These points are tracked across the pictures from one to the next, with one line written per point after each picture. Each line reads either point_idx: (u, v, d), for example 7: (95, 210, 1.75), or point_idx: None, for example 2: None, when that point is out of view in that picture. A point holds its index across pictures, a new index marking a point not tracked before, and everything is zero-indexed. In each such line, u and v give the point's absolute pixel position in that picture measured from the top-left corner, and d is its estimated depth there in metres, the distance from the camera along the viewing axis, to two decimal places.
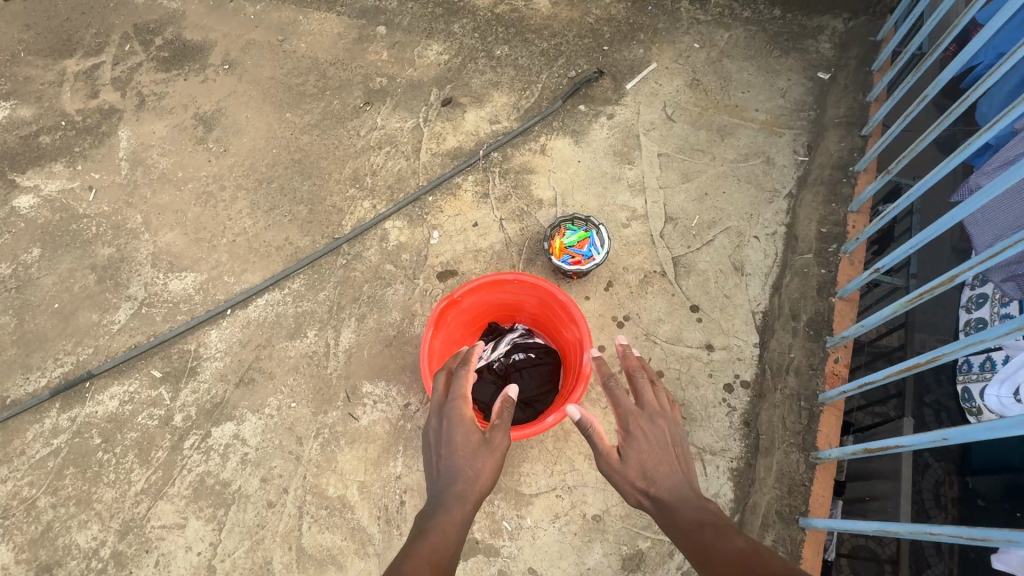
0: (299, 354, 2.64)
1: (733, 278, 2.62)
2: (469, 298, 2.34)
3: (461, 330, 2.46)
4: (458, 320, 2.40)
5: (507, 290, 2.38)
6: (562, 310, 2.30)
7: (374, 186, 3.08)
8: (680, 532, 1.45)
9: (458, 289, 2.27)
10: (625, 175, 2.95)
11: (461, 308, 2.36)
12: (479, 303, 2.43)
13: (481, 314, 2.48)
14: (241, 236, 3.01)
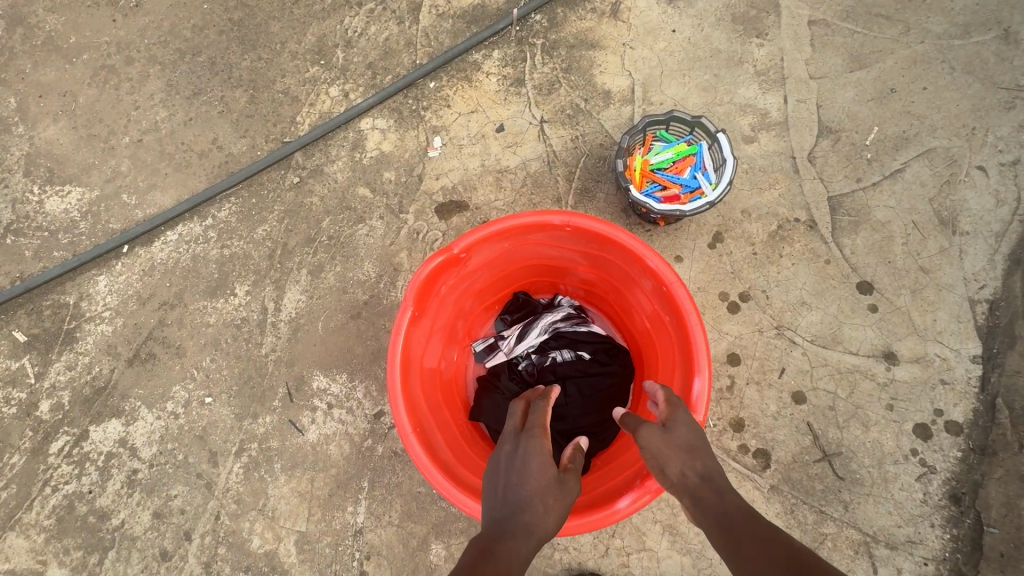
0: (221, 323, 1.72)
1: (936, 238, 1.53)
2: (481, 252, 1.34)
3: (470, 305, 1.48)
4: (463, 289, 1.41)
5: (548, 243, 1.36)
6: (648, 282, 1.27)
7: (347, 64, 1.98)
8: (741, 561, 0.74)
9: (463, 237, 1.27)
10: (752, 55, 1.78)
11: (468, 270, 1.37)
12: (497, 262, 1.41)
13: (501, 280, 1.48)
14: (151, 136, 2.01)
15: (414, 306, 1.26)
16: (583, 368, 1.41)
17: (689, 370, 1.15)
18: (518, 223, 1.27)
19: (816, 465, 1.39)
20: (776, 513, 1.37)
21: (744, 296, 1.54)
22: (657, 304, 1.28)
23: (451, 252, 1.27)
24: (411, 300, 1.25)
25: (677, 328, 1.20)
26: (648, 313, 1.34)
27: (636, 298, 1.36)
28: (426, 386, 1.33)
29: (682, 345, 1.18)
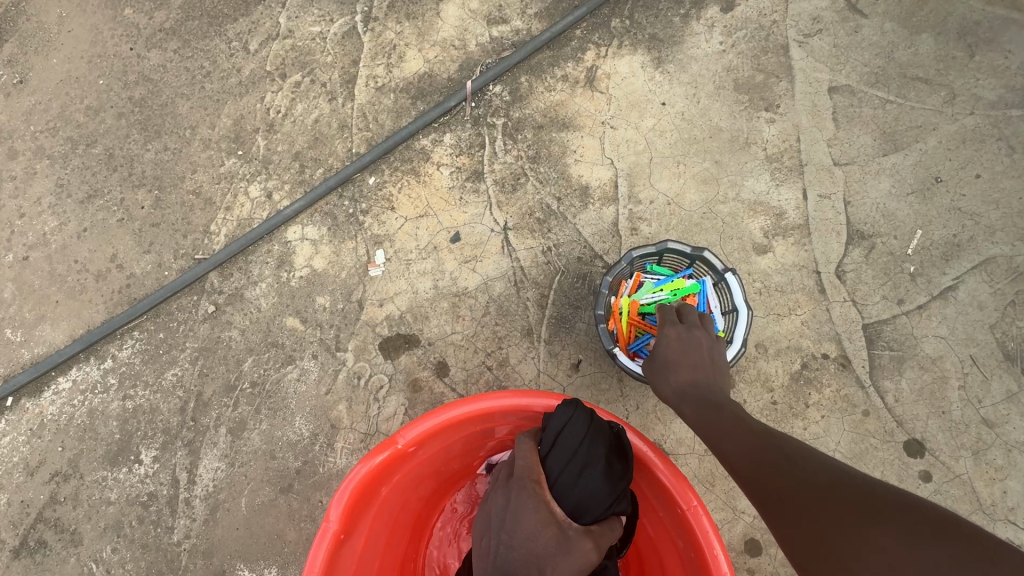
0: (124, 500, 1.41)
1: (1001, 380, 1.22)
2: (435, 441, 1.09)
3: (428, 490, 1.20)
4: (414, 482, 1.14)
5: (521, 422, 1.13)
6: (652, 491, 1.06)
7: (270, 154, 1.64)
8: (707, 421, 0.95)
9: (411, 428, 1.03)
10: (761, 135, 1.44)
11: (423, 459, 1.11)
12: (462, 444, 1.15)
13: (465, 459, 1.21)
14: (38, 252, 1.66)
15: (342, 524, 0.99)
16: (559, 468, 0.99)
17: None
18: (489, 405, 1.04)
19: None
20: None
21: None
22: (663, 519, 1.05)
23: (397, 446, 1.02)
24: (337, 516, 0.98)
25: (694, 563, 0.98)
26: (652, 518, 1.10)
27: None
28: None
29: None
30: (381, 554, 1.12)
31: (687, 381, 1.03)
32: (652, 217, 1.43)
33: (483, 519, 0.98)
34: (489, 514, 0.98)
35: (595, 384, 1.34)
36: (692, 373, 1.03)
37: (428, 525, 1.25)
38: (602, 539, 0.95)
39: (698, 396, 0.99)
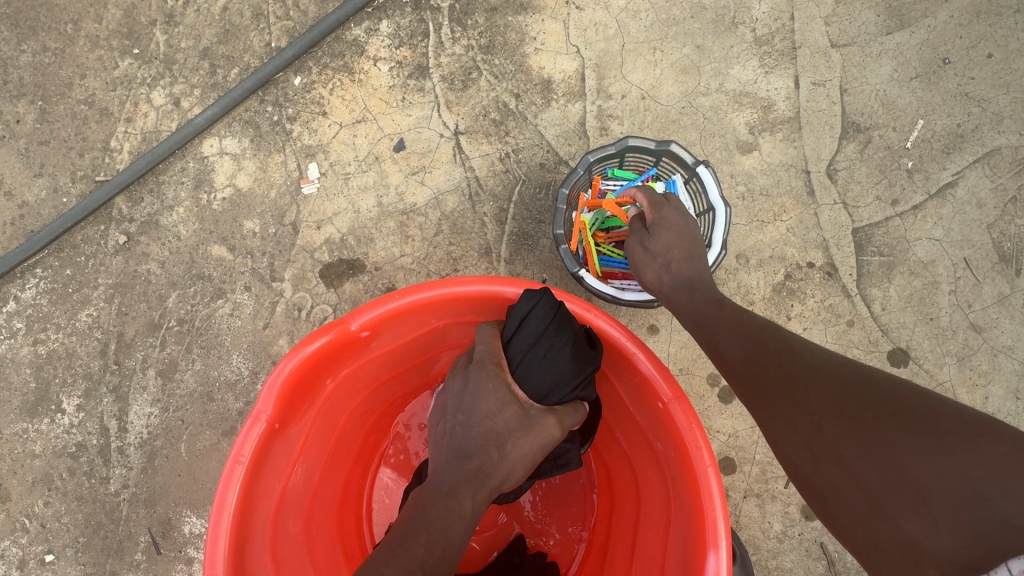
0: (50, 452, 1.28)
1: (995, 283, 1.14)
2: (392, 332, 0.97)
3: (382, 398, 1.08)
4: (366, 381, 1.02)
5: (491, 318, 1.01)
6: (630, 396, 0.96)
7: (172, 52, 1.37)
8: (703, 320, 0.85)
9: (364, 310, 0.90)
10: (750, 13, 1.24)
11: (375, 356, 0.99)
12: (420, 345, 1.03)
13: (425, 367, 1.10)
14: None
15: (275, 415, 0.88)
16: (522, 350, 0.87)
17: (693, 537, 0.85)
18: (451, 291, 0.91)
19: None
20: None
21: None
22: (641, 427, 0.96)
23: (345, 331, 0.89)
24: (272, 403, 0.86)
25: (673, 464, 0.89)
26: (626, 429, 1.01)
27: (605, 409, 1.04)
28: (284, 527, 0.93)
29: (684, 497, 0.87)
30: (324, 460, 1.00)
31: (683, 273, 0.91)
32: (624, 115, 1.24)
33: (440, 404, 0.90)
34: (446, 398, 0.89)
35: None
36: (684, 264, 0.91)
37: (382, 434, 1.14)
38: (566, 419, 0.87)
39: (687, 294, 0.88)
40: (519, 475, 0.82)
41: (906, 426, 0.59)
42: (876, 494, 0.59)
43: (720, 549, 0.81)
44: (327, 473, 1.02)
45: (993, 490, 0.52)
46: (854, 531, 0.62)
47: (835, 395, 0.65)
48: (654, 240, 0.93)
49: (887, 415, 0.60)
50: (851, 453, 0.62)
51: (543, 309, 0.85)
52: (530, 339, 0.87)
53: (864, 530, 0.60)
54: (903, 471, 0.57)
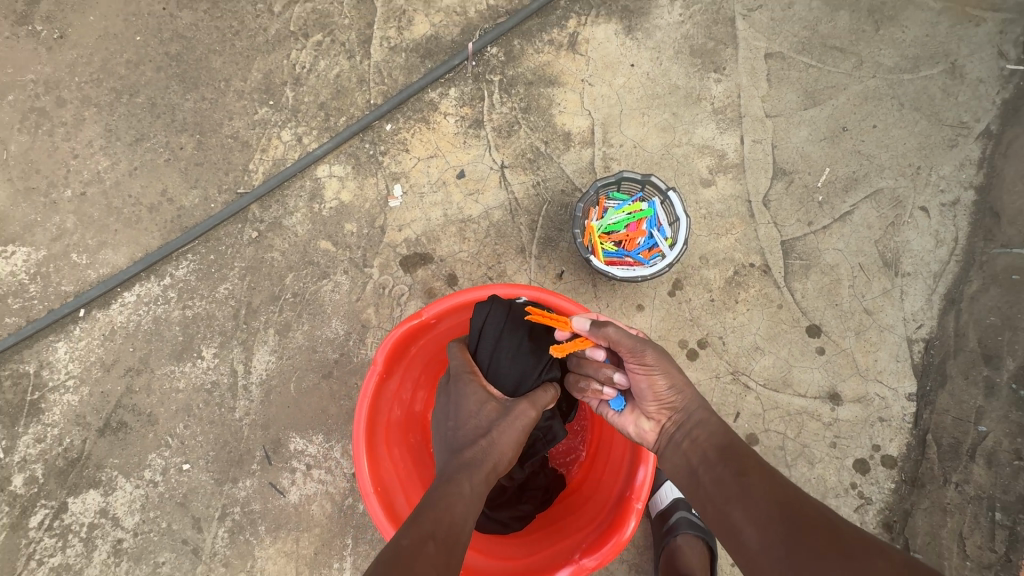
0: (191, 388, 1.72)
1: (882, 279, 1.61)
2: (451, 314, 1.38)
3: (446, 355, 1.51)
4: (436, 344, 1.44)
5: None
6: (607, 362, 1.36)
7: (297, 105, 1.91)
8: (735, 473, 1.02)
9: (435, 304, 1.29)
10: (710, 92, 1.78)
11: (439, 331, 1.41)
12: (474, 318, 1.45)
13: None
14: (96, 188, 1.91)
15: (384, 366, 1.28)
16: (487, 356, 1.29)
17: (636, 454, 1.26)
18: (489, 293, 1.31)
19: None
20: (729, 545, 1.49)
21: (702, 343, 1.60)
22: None
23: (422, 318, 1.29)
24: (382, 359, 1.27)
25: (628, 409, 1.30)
26: None
27: None
28: (393, 436, 1.36)
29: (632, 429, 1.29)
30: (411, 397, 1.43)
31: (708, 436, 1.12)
32: (622, 159, 1.76)
33: (440, 417, 1.26)
34: (441, 415, 1.26)
35: (574, 289, 1.69)
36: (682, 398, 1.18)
37: None
38: (536, 398, 1.24)
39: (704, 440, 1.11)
40: (506, 448, 1.15)
41: None
42: None
43: (647, 463, 1.23)
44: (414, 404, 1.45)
45: None
46: None
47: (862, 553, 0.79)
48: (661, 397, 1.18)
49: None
50: None
51: (494, 314, 1.28)
52: (492, 347, 1.29)
53: None
54: None
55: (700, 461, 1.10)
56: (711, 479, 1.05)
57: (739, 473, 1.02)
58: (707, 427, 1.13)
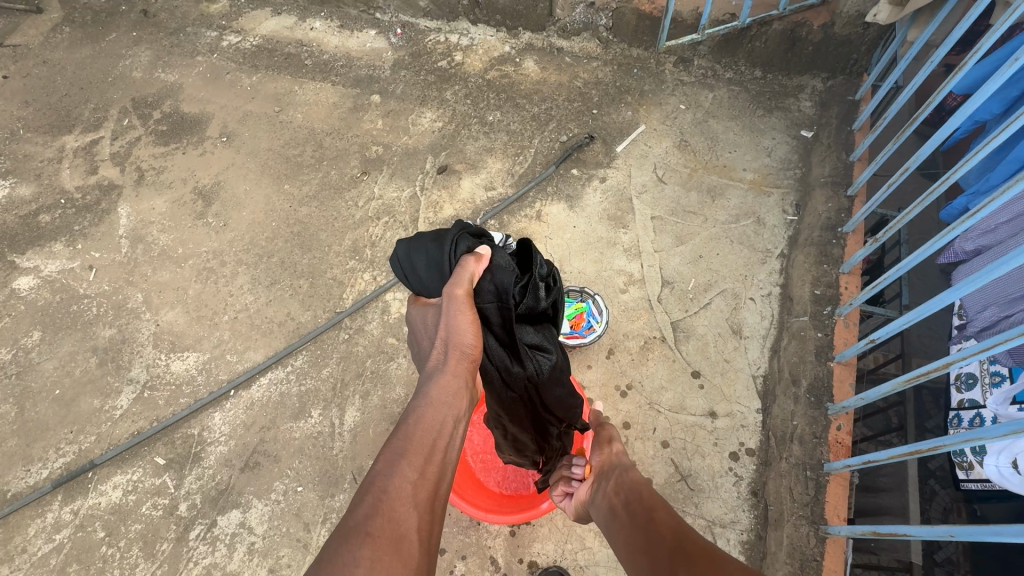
0: (304, 435, 2.64)
1: (733, 341, 2.66)
2: None
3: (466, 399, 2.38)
4: None
5: None
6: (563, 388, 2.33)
7: (373, 258, 3.12)
8: (643, 510, 1.53)
9: None
10: (621, 239, 3.01)
11: None
12: None
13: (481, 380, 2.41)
14: (243, 313, 3.02)
15: None
16: (418, 285, 1.76)
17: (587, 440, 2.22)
18: None
19: (678, 483, 2.36)
20: None
21: (629, 386, 2.59)
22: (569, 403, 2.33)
23: None
24: None
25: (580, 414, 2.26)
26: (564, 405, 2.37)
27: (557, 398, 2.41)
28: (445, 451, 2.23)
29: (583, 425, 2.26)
30: None
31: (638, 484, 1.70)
32: (573, 280, 2.92)
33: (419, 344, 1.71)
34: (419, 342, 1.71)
35: None
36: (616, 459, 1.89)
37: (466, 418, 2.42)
38: (457, 274, 1.61)
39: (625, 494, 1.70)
40: (451, 319, 1.55)
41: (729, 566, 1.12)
42: None
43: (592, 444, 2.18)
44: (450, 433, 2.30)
45: None
46: None
47: (699, 547, 1.24)
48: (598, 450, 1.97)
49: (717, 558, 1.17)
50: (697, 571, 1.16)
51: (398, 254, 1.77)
52: (415, 275, 1.75)
53: None
54: None
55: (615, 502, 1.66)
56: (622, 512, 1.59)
57: (647, 509, 1.53)
58: (632, 481, 1.72)
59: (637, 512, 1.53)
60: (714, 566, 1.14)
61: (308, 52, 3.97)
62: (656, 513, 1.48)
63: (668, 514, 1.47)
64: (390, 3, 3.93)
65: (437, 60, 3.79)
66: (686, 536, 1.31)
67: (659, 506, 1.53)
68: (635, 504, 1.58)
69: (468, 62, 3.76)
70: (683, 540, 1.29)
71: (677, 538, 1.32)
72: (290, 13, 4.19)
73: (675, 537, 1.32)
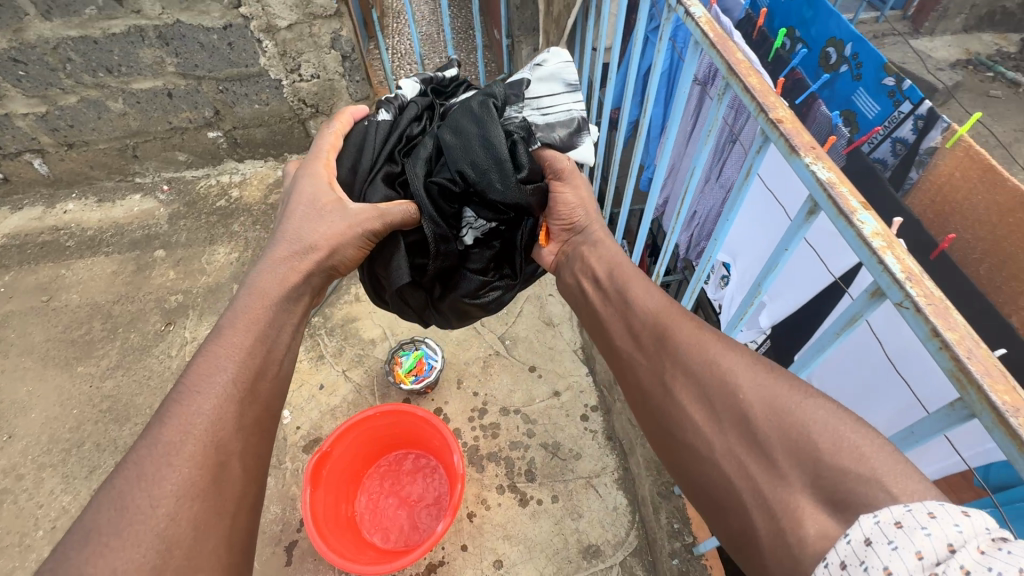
0: None
1: (549, 330, 3.18)
2: (337, 447, 2.36)
3: (341, 482, 2.41)
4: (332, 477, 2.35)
5: (370, 427, 2.47)
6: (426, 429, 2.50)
7: None
8: (616, 293, 1.60)
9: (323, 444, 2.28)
10: None
11: (331, 463, 2.34)
12: (350, 448, 2.44)
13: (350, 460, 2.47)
14: (63, 518, 2.64)
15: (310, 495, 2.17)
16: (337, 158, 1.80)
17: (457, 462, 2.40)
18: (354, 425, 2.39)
19: (552, 460, 2.68)
20: (548, 492, 2.59)
21: (485, 402, 2.89)
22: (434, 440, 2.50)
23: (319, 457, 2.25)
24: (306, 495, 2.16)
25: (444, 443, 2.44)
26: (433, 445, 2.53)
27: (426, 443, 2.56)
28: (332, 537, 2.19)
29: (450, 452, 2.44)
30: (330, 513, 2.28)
31: (601, 255, 1.76)
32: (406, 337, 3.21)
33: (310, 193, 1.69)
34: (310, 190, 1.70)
35: None
36: (579, 217, 1.88)
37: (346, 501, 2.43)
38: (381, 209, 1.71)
39: (596, 265, 1.73)
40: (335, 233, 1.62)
41: (738, 361, 1.22)
42: (714, 394, 1.20)
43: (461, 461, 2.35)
44: (334, 519, 2.28)
45: (775, 403, 1.11)
46: (697, 418, 1.21)
47: (692, 330, 1.34)
48: (563, 206, 1.87)
49: (726, 350, 1.26)
50: (700, 361, 1.26)
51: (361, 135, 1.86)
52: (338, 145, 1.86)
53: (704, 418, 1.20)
54: (727, 379, 1.20)
55: (590, 274, 1.74)
56: (596, 288, 1.68)
57: (616, 289, 1.61)
58: (595, 254, 1.77)
59: (608, 292, 1.62)
60: (721, 362, 1.23)
61: (68, 234, 3.81)
62: (634, 292, 1.55)
63: (644, 285, 1.56)
64: (147, 165, 4.03)
65: (215, 201, 3.96)
66: (672, 311, 1.41)
67: (635, 276, 1.61)
68: (601, 285, 1.66)
69: (245, 194, 4.00)
70: (678, 318, 1.39)
71: (673, 317, 1.40)
72: (34, 204, 4.00)
73: (665, 318, 1.41)
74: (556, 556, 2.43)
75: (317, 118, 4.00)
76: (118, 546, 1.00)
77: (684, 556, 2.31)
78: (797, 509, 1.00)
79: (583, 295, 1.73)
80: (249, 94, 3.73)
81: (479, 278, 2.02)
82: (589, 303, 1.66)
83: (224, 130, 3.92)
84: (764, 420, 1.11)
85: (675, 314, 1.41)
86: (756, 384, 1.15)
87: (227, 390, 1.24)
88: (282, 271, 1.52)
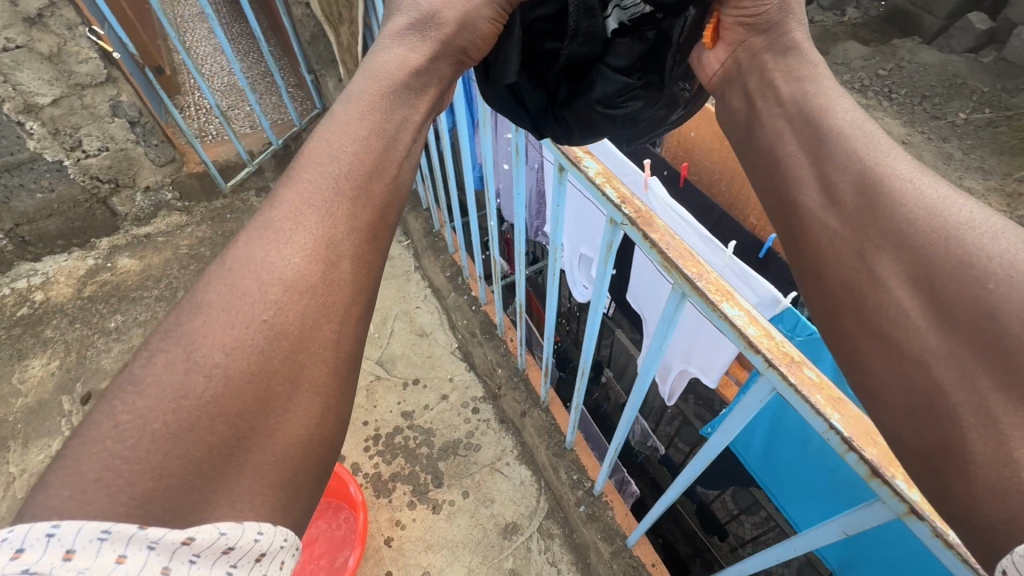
0: None
1: (424, 341, 3.26)
2: None
3: None
4: None
5: None
6: None
7: None
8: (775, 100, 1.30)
9: None
10: None
11: None
12: None
13: None
14: None
15: None
16: None
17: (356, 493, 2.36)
18: None
19: (455, 459, 2.76)
20: (458, 491, 2.66)
21: (377, 428, 2.88)
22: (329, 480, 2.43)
23: None
24: None
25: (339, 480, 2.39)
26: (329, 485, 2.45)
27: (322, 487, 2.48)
28: None
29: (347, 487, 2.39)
30: None
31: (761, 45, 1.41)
32: None
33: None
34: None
35: None
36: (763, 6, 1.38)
37: None
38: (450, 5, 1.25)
39: (782, 84, 1.32)
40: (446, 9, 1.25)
41: (919, 216, 0.92)
42: (887, 252, 0.93)
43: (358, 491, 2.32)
44: None
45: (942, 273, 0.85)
46: (861, 273, 0.95)
47: (868, 171, 1.03)
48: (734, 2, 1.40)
49: (912, 202, 0.94)
50: (877, 206, 0.98)
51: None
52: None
53: (867, 278, 0.94)
54: (908, 236, 0.91)
55: (757, 89, 1.38)
56: (758, 88, 1.37)
57: (766, 96, 1.33)
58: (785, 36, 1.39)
59: (769, 91, 1.33)
60: (887, 224, 0.95)
61: None
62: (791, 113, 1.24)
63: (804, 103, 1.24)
64: None
65: (14, 312, 3.43)
66: (832, 144, 1.12)
67: (780, 94, 1.30)
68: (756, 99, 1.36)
69: (52, 294, 3.52)
70: (842, 152, 1.09)
71: (833, 142, 1.12)
72: None
73: (832, 144, 1.12)
74: (479, 546, 2.50)
75: (121, 194, 3.68)
76: (227, 323, 0.85)
77: (588, 501, 2.48)
78: (1023, 427, 0.69)
79: (755, 116, 1.35)
80: (26, 184, 3.32)
81: (622, 77, 1.51)
82: (773, 130, 1.26)
83: (4, 230, 3.43)
84: (1005, 307, 0.76)
85: (841, 148, 1.10)
86: (929, 246, 0.88)
87: (340, 181, 1.02)
88: (404, 46, 1.22)
